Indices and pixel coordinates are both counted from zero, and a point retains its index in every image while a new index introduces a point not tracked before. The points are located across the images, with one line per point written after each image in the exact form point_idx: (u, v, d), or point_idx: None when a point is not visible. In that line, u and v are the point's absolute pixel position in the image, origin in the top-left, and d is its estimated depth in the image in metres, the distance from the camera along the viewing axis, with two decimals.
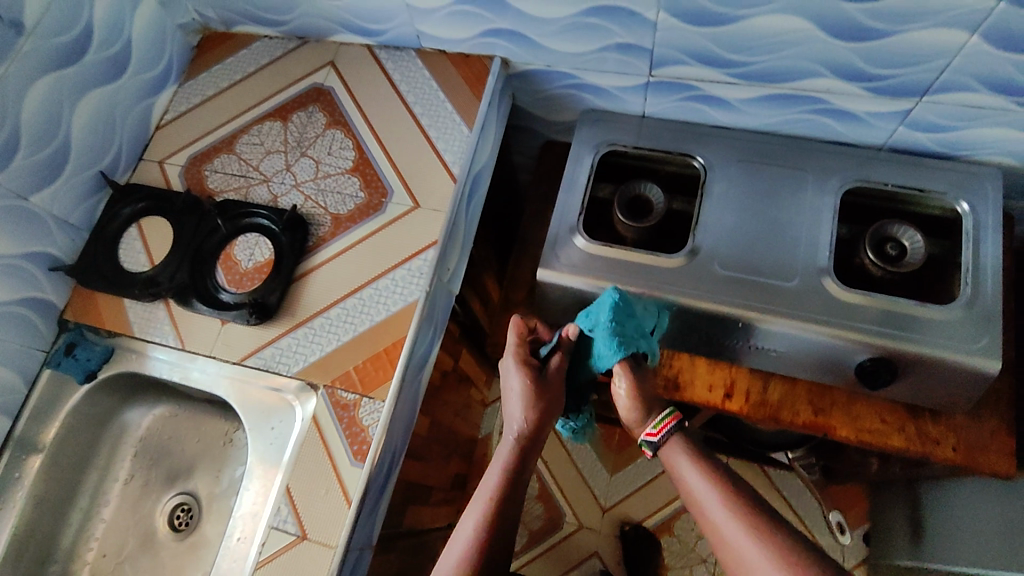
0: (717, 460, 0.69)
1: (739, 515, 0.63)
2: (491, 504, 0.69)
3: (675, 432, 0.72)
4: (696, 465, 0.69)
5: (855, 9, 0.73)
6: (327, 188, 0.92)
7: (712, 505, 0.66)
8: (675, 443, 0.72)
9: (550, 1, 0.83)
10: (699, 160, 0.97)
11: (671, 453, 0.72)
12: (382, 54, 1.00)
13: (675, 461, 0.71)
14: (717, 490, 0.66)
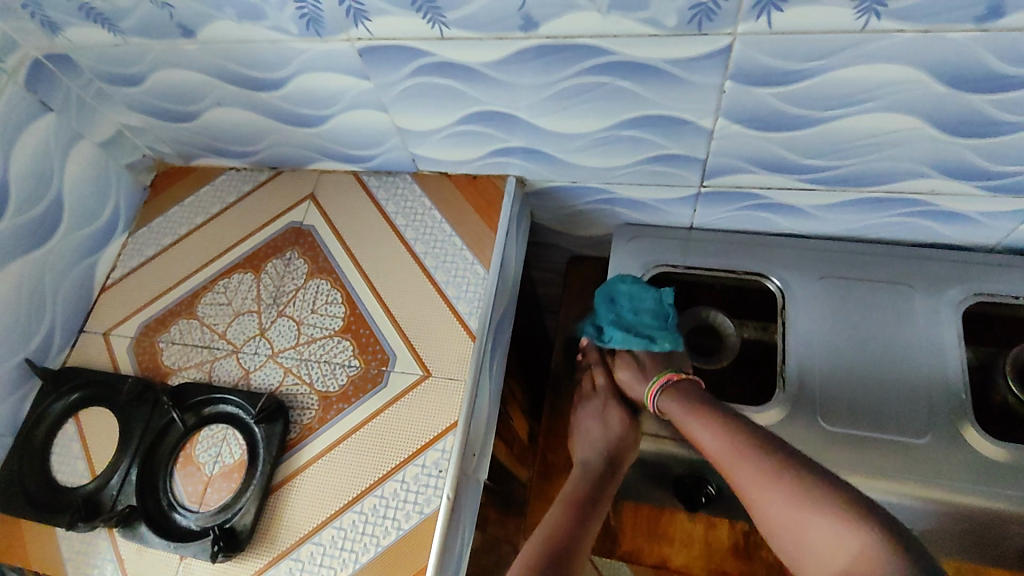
0: (716, 404, 0.66)
1: (740, 452, 0.61)
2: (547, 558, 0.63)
3: (670, 387, 0.71)
4: (699, 417, 0.65)
5: (982, 100, 0.56)
6: (311, 357, 0.72)
7: (724, 456, 0.62)
8: (671, 396, 0.70)
9: (574, 113, 0.67)
10: (774, 282, 0.79)
11: (670, 407, 0.69)
12: (372, 182, 0.83)
13: (676, 415, 0.68)
14: (706, 426, 0.64)
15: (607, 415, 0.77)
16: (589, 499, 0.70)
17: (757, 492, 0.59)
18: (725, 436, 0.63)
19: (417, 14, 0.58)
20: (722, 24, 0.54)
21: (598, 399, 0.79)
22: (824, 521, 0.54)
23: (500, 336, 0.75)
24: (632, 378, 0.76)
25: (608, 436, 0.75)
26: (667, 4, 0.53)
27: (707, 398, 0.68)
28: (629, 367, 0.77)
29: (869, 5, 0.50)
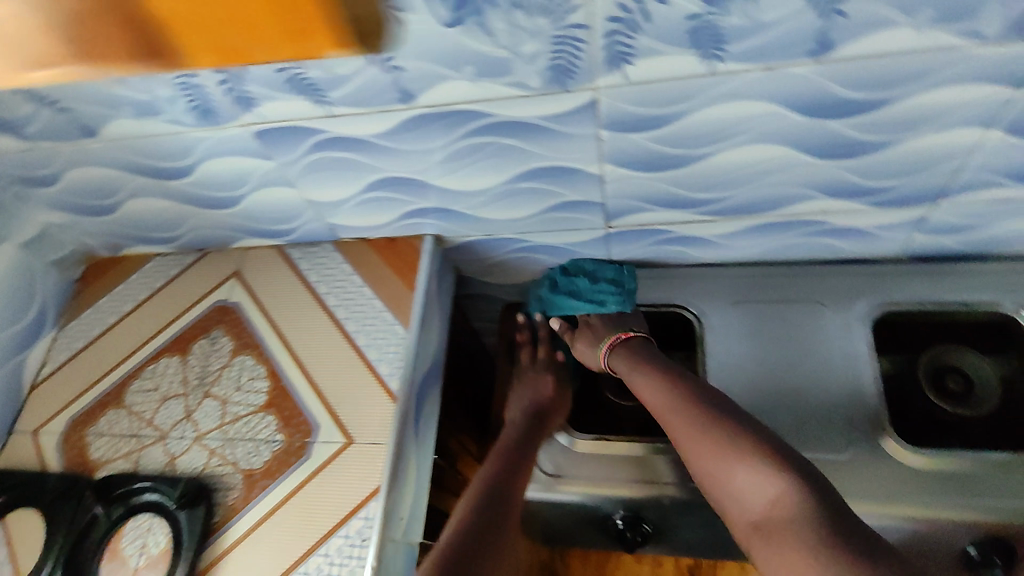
0: (667, 365, 0.71)
1: (673, 406, 0.66)
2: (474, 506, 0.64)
3: (622, 346, 0.77)
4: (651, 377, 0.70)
5: (842, 125, 0.59)
6: (237, 436, 0.73)
7: (661, 405, 0.67)
8: (618, 357, 0.77)
9: (471, 173, 0.70)
10: (691, 311, 0.81)
11: (619, 364, 0.77)
12: (294, 254, 0.85)
13: (625, 372, 0.75)
14: (647, 385, 0.70)
15: (540, 380, 0.84)
16: (529, 436, 0.74)
17: (687, 436, 0.63)
18: (662, 393, 0.67)
19: (300, 96, 0.61)
20: (583, 80, 0.57)
21: (547, 369, 0.86)
22: (745, 459, 0.58)
23: (425, 394, 0.76)
24: (587, 346, 0.82)
25: (543, 395, 0.81)
26: (527, 67, 0.56)
27: (651, 357, 0.75)
28: (585, 335, 0.83)
29: (710, 51, 0.52)
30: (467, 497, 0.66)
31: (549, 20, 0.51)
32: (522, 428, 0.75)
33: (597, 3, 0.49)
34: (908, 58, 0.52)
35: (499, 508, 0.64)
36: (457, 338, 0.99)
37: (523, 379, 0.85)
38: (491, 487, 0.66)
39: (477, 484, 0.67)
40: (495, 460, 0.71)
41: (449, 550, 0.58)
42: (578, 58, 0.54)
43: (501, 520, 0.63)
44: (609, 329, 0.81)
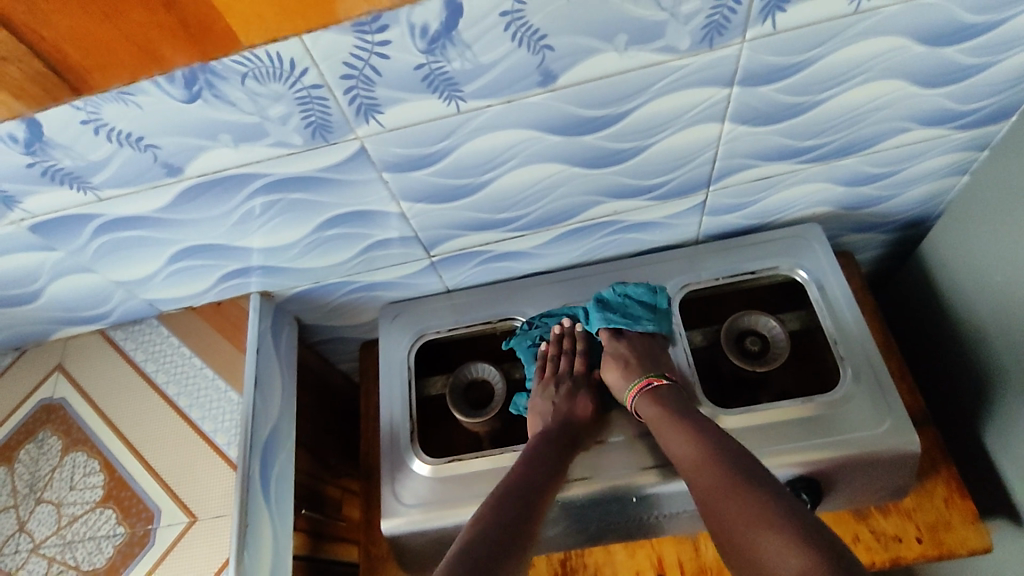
0: (697, 421, 0.66)
1: (709, 464, 0.60)
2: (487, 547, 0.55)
3: (658, 390, 0.71)
4: (678, 432, 0.65)
5: (596, 138, 0.65)
6: (76, 537, 0.70)
7: (695, 465, 0.62)
8: (648, 395, 0.71)
9: (275, 230, 0.71)
10: (519, 321, 0.86)
11: (648, 409, 0.71)
12: (118, 335, 0.83)
13: (654, 419, 0.69)
14: (681, 432, 0.65)
15: (567, 398, 0.76)
16: (552, 475, 0.67)
17: (721, 500, 0.57)
18: (700, 445, 0.63)
19: (61, 186, 0.60)
20: (342, 132, 0.59)
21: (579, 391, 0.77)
22: (776, 534, 0.51)
23: (273, 452, 0.75)
24: (618, 379, 0.75)
25: (565, 424, 0.73)
26: (283, 128, 0.57)
27: (686, 408, 0.69)
28: (616, 364, 0.76)
29: (448, 93, 0.56)
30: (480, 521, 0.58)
31: (284, 84, 0.53)
32: (552, 464, 0.68)
33: (325, 65, 0.52)
34: (625, 75, 0.58)
35: (506, 540, 0.56)
36: (321, 384, 0.99)
37: (559, 397, 0.76)
38: (507, 517, 0.59)
39: (497, 515, 0.59)
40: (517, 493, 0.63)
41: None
42: (328, 113, 0.56)
43: (512, 553, 0.55)
44: (643, 368, 0.74)
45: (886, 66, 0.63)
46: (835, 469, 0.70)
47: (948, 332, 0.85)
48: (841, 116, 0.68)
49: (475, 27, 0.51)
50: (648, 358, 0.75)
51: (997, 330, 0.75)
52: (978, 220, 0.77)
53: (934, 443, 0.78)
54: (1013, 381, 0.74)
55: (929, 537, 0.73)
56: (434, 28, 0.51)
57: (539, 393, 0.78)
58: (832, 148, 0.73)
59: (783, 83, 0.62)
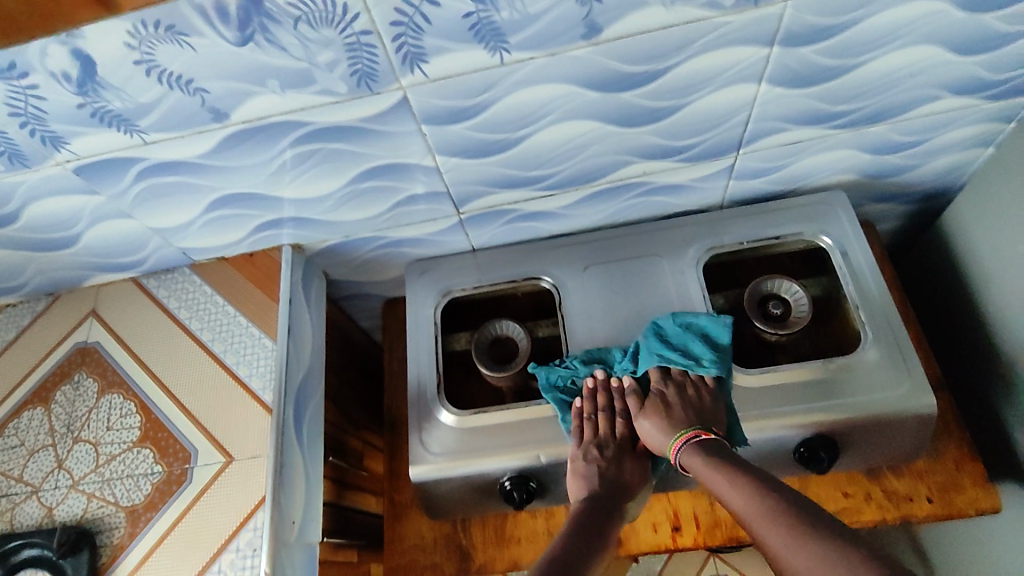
0: (750, 467, 0.61)
1: (759, 514, 0.56)
2: None
3: (702, 443, 0.67)
4: (727, 477, 0.61)
5: (633, 95, 0.65)
6: (114, 474, 0.73)
7: (745, 514, 0.57)
8: (695, 447, 0.67)
9: (312, 180, 0.72)
10: (547, 280, 0.86)
11: (691, 463, 0.67)
12: (151, 283, 0.85)
13: (701, 470, 0.65)
14: (726, 478, 0.61)
15: (614, 469, 0.71)
16: (602, 526, 0.65)
17: (773, 547, 0.53)
18: (748, 489, 0.58)
19: (109, 128, 0.61)
20: (386, 82, 0.59)
21: (625, 463, 0.72)
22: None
23: (305, 399, 0.78)
24: (654, 428, 0.71)
25: (616, 493, 0.69)
26: (330, 75, 0.58)
27: (728, 455, 0.65)
28: (657, 415, 0.72)
29: (494, 43, 0.57)
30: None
31: (335, 29, 0.54)
32: (599, 513, 0.66)
33: (376, 11, 0.52)
34: (669, 31, 0.58)
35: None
36: (344, 340, 1.01)
37: (605, 460, 0.72)
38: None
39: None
40: (570, 550, 0.60)
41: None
42: (375, 61, 0.57)
43: None
44: (687, 419, 0.70)
45: (925, 30, 0.63)
46: (853, 431, 0.72)
47: (965, 303, 0.87)
48: (876, 81, 0.69)
49: None
50: (691, 414, 0.70)
51: (1015, 301, 0.77)
52: (1002, 192, 0.79)
53: (946, 409, 0.80)
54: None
55: (940, 496, 0.76)
56: None
57: (579, 459, 0.72)
58: (862, 115, 0.74)
59: (823, 44, 0.62)
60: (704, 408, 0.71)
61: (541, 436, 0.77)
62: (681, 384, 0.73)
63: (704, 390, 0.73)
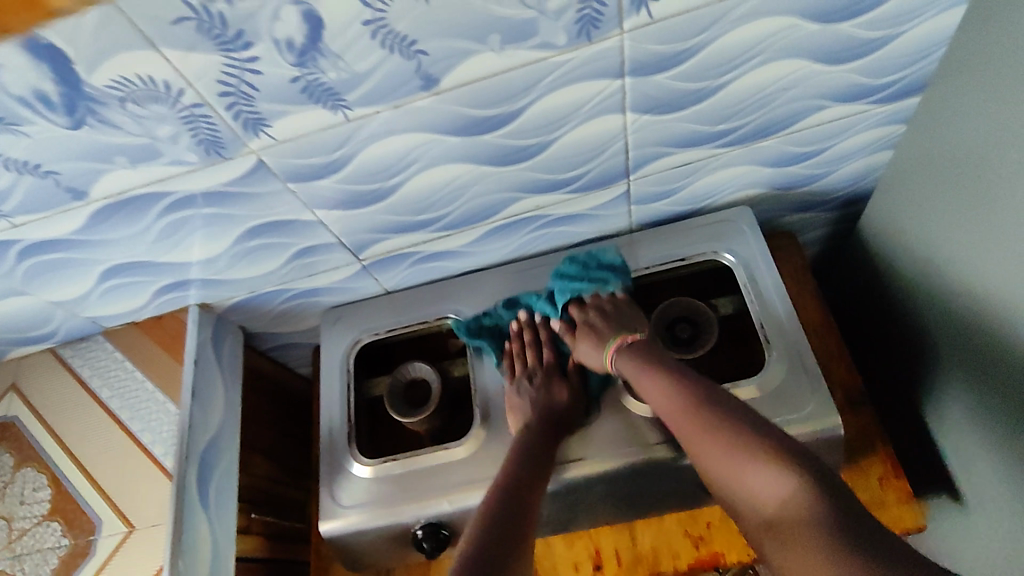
0: (670, 363, 0.65)
1: (691, 410, 0.60)
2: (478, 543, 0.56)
3: (623, 348, 0.70)
4: (654, 375, 0.64)
5: (496, 136, 0.65)
6: (26, 549, 0.73)
7: (674, 412, 0.61)
8: (625, 352, 0.70)
9: (198, 243, 0.72)
10: (455, 318, 0.86)
11: (626, 367, 0.68)
12: (67, 353, 0.86)
13: (630, 371, 0.68)
14: (659, 377, 0.64)
15: (547, 389, 0.75)
16: (540, 457, 0.69)
17: (703, 444, 0.58)
18: (676, 388, 0.62)
19: None
20: (235, 147, 0.59)
21: (557, 382, 0.76)
22: (761, 472, 0.53)
23: (213, 460, 0.78)
24: (592, 351, 0.73)
25: (553, 404, 0.74)
26: (175, 147, 0.58)
27: (659, 355, 0.67)
28: (589, 338, 0.74)
29: (332, 102, 0.57)
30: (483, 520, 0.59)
31: (165, 105, 0.54)
32: (538, 444, 0.70)
33: (199, 85, 0.53)
34: (508, 74, 0.58)
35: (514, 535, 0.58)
36: (278, 389, 1.01)
37: (535, 387, 0.76)
38: (504, 513, 0.60)
39: (501, 513, 0.60)
40: (510, 484, 0.65)
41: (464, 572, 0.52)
42: (216, 130, 0.57)
43: (514, 551, 0.56)
44: (613, 331, 0.72)
45: (782, 45, 0.61)
46: None
47: (891, 310, 0.84)
48: (748, 100, 0.67)
49: (340, 37, 0.51)
50: (609, 322, 0.73)
51: (936, 305, 0.73)
52: (909, 195, 0.75)
53: (867, 424, 0.76)
54: (953, 357, 0.72)
55: None
56: (299, 41, 0.51)
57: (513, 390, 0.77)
58: (747, 131, 0.72)
59: (676, 71, 0.61)
60: (618, 314, 0.74)
61: (448, 483, 0.76)
62: (598, 301, 0.76)
63: (618, 305, 0.75)
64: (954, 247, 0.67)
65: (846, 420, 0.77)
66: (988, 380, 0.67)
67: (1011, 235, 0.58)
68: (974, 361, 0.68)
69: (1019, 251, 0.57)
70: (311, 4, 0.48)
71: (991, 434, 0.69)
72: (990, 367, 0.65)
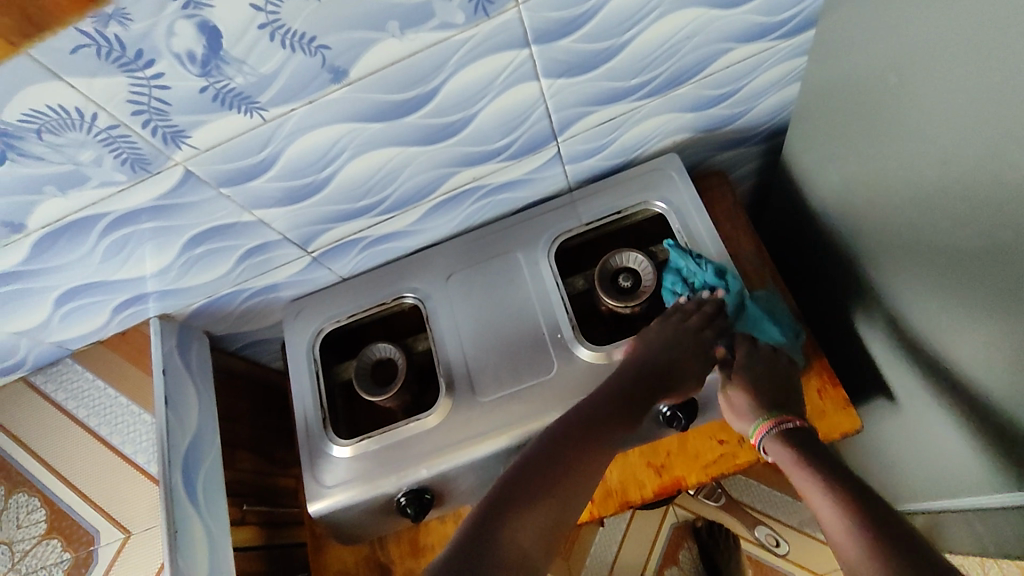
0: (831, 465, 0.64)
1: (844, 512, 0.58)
2: (539, 484, 0.61)
3: (781, 428, 0.69)
4: (806, 476, 0.64)
5: (416, 118, 0.67)
6: (28, 570, 0.75)
7: (827, 516, 0.60)
8: (778, 438, 0.69)
9: (146, 257, 0.74)
10: (410, 296, 0.89)
11: (778, 453, 0.69)
12: (39, 379, 0.87)
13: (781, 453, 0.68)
14: (811, 475, 0.63)
15: (678, 345, 0.74)
16: (637, 409, 0.69)
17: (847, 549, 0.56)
18: (833, 484, 0.61)
19: None
20: (159, 161, 0.61)
21: (706, 356, 0.75)
22: None
23: (196, 462, 0.82)
24: (757, 398, 0.73)
25: (668, 360, 0.73)
26: (100, 169, 0.59)
27: (814, 447, 0.66)
28: (758, 386, 0.73)
29: (246, 106, 0.58)
30: (546, 464, 0.62)
31: (82, 131, 0.55)
32: (628, 395, 0.70)
33: (111, 106, 0.54)
34: (416, 58, 0.59)
35: (563, 489, 0.61)
36: (253, 385, 1.04)
37: (678, 339, 0.74)
38: (574, 465, 0.63)
39: (567, 465, 0.63)
40: (602, 429, 0.66)
41: (498, 512, 0.58)
42: (137, 147, 0.58)
43: (563, 504, 0.60)
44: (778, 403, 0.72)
45: None
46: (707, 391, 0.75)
47: (821, 235, 0.88)
48: (655, 52, 0.69)
49: (240, 43, 0.52)
50: (769, 372, 0.75)
51: (860, 210, 0.74)
52: (822, 126, 0.78)
53: (805, 342, 0.82)
54: (879, 287, 0.76)
55: None
56: (200, 52, 0.52)
57: (664, 326, 0.76)
58: (661, 81, 0.74)
59: (578, 34, 0.63)
60: (772, 369, 0.75)
61: (421, 450, 0.80)
62: (767, 352, 0.77)
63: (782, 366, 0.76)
64: (867, 166, 0.70)
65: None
66: (914, 261, 0.66)
67: (911, 170, 0.62)
68: (893, 259, 0.70)
69: (926, 137, 0.58)
70: (205, 16, 0.49)
71: (918, 356, 0.72)
72: (905, 283, 0.69)
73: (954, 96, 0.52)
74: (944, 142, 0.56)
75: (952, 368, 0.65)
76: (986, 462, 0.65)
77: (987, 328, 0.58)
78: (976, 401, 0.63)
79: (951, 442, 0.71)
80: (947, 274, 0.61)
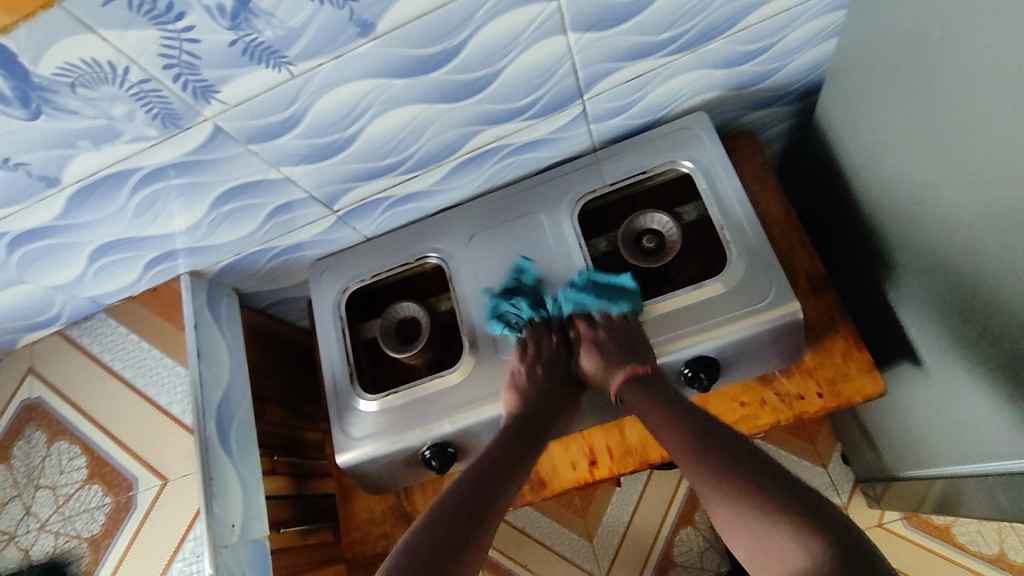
0: (688, 421, 0.63)
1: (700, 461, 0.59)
2: (449, 521, 0.57)
3: (630, 379, 0.73)
4: (672, 439, 0.63)
5: (442, 74, 0.66)
6: (73, 512, 0.79)
7: (688, 461, 0.60)
8: (627, 386, 0.73)
9: (176, 214, 0.75)
10: (434, 255, 0.90)
11: (630, 397, 0.72)
12: (75, 333, 0.90)
13: (634, 401, 0.71)
14: (681, 436, 0.62)
15: (540, 379, 0.79)
16: (524, 437, 0.71)
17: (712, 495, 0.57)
18: (685, 435, 0.62)
19: None
20: (189, 117, 0.61)
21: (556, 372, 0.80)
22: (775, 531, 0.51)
23: (228, 414, 0.85)
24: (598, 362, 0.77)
25: (543, 395, 0.77)
26: (132, 124, 0.60)
27: (660, 390, 0.70)
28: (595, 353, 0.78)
29: (274, 60, 0.58)
30: (452, 497, 0.60)
31: (115, 85, 0.56)
32: (515, 433, 0.71)
33: (142, 60, 0.54)
34: (442, 11, 0.59)
35: (473, 527, 0.58)
36: (280, 342, 1.06)
37: (536, 377, 0.79)
38: (479, 491, 0.61)
39: (471, 493, 0.61)
40: (499, 461, 0.66)
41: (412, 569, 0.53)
42: (168, 102, 0.59)
43: (474, 541, 0.57)
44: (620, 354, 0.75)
45: None
46: (730, 353, 0.75)
47: (851, 196, 0.87)
48: (685, 6, 0.67)
49: None
50: (614, 340, 0.76)
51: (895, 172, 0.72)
52: (857, 82, 0.76)
53: (830, 304, 0.81)
54: (908, 249, 0.75)
55: (829, 389, 0.79)
56: (229, 5, 0.52)
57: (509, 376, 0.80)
58: (692, 36, 0.72)
59: None
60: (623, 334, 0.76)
61: (446, 405, 0.81)
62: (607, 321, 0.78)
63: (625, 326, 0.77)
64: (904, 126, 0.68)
65: (810, 304, 0.81)
66: (950, 225, 0.64)
67: (950, 127, 0.60)
68: (927, 221, 0.69)
69: (968, 94, 0.56)
70: None
71: (948, 319, 0.71)
72: (939, 246, 0.68)
73: (1000, 53, 0.51)
74: (987, 100, 0.54)
75: (982, 332, 0.65)
76: (1008, 425, 0.65)
77: (1010, 293, 0.57)
78: (1003, 363, 0.62)
79: (976, 405, 0.70)
80: (982, 236, 0.60)
